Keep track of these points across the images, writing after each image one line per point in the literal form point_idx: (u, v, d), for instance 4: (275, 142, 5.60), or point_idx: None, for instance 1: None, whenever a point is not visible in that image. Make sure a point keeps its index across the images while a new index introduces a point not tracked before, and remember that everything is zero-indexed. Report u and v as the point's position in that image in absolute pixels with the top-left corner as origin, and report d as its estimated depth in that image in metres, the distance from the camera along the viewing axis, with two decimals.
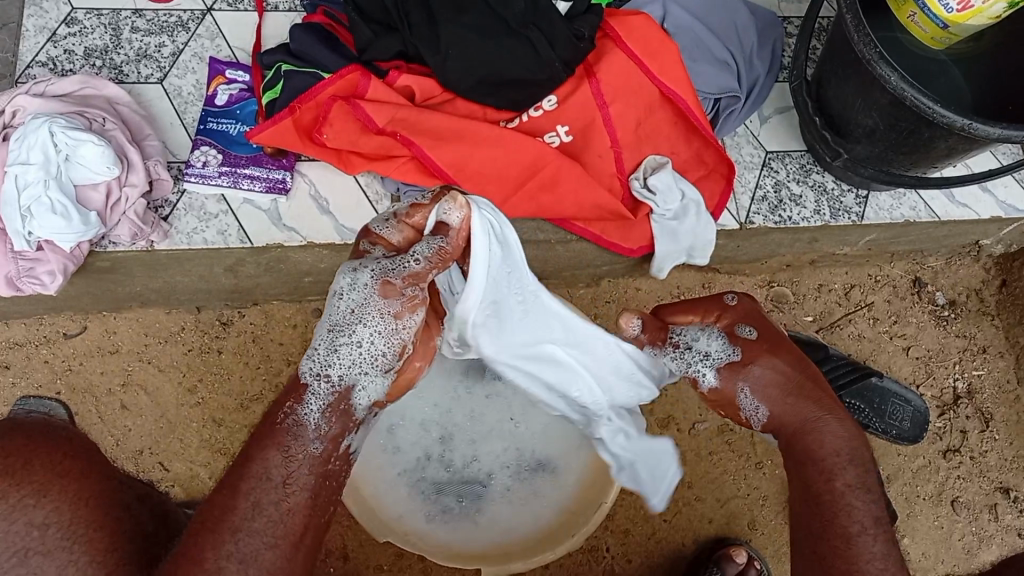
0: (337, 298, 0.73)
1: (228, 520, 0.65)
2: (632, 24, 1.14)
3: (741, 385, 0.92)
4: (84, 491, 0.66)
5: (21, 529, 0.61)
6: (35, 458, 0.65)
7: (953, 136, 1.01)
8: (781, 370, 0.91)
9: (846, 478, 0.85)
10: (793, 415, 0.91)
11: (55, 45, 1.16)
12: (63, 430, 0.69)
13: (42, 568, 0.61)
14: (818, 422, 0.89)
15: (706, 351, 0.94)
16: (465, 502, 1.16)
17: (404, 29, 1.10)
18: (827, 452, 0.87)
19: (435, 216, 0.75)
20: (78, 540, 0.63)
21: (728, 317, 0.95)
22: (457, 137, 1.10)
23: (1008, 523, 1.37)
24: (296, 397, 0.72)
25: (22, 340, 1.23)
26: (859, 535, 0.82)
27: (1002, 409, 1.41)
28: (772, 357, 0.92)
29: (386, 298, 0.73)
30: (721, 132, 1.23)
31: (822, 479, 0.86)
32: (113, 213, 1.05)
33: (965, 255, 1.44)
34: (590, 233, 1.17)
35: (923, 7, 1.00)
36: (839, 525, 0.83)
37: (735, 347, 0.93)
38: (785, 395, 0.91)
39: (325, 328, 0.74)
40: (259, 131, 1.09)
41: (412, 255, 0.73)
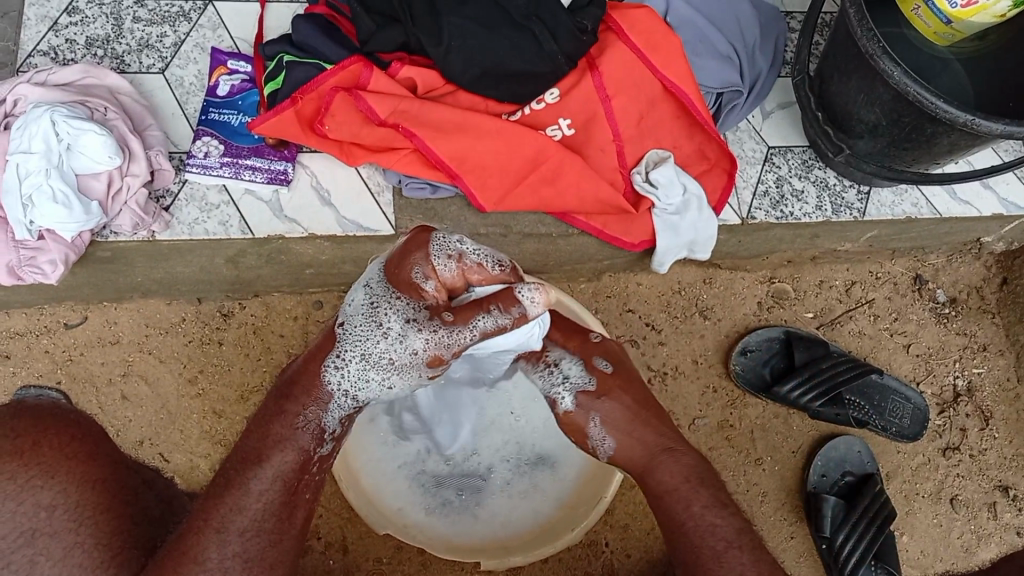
0: (381, 337, 0.89)
1: (225, 509, 0.79)
2: (635, 17, 1.15)
3: (593, 414, 1.00)
4: (91, 474, 0.75)
5: (28, 509, 0.71)
6: (44, 441, 0.74)
7: (956, 132, 1.01)
8: (629, 405, 1.00)
9: (701, 501, 0.92)
10: (637, 450, 0.98)
11: (57, 34, 1.16)
12: (72, 414, 0.79)
13: (47, 550, 0.70)
14: (649, 463, 0.97)
15: (569, 376, 1.02)
16: (465, 495, 1.17)
17: (405, 20, 1.10)
18: (672, 484, 0.94)
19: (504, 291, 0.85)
20: (84, 523, 0.73)
21: (590, 347, 1.04)
22: (459, 129, 1.10)
23: (1007, 521, 1.37)
24: (321, 405, 0.87)
25: (22, 330, 1.23)
26: (726, 551, 0.88)
27: (1001, 407, 1.41)
28: (621, 392, 1.01)
29: (430, 365, 0.89)
30: (723, 127, 1.23)
31: (680, 508, 0.92)
32: (115, 203, 1.05)
33: (966, 253, 1.43)
34: (592, 226, 1.17)
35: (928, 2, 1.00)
36: (706, 546, 0.89)
37: (592, 377, 1.02)
38: (629, 427, 0.99)
39: (359, 352, 0.89)
40: (260, 121, 1.08)
41: (470, 329, 0.85)
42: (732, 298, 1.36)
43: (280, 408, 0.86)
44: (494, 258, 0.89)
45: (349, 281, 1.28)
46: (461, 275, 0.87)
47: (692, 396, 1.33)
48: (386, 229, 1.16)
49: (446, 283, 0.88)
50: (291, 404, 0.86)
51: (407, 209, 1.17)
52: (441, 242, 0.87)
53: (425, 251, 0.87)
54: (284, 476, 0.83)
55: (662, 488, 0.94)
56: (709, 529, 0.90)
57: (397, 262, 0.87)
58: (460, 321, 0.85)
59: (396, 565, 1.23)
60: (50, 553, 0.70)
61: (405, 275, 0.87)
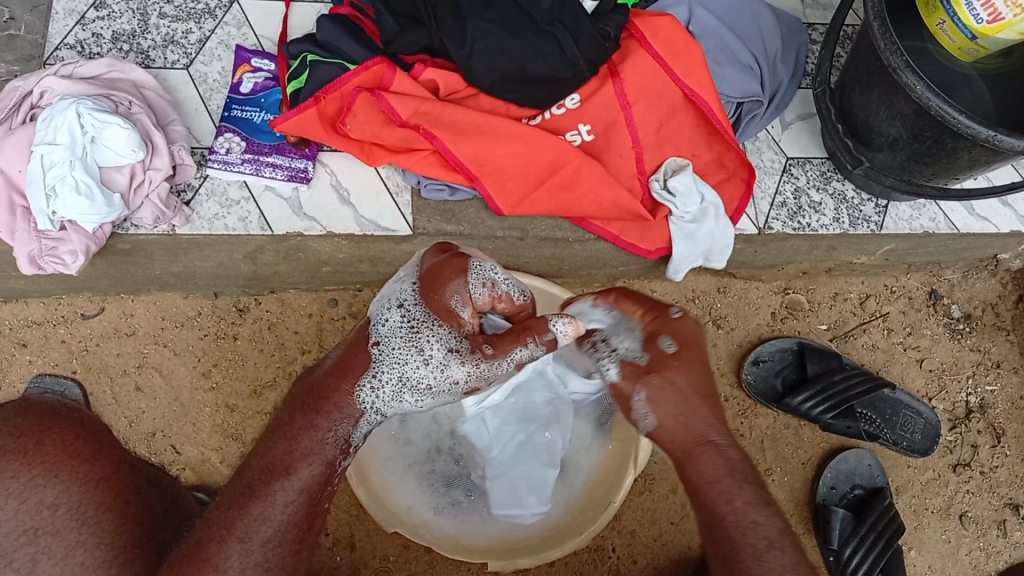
0: (423, 362, 0.88)
1: (245, 518, 0.78)
2: (658, 25, 1.15)
3: (638, 388, 0.84)
4: (95, 473, 0.77)
5: (31, 507, 0.73)
6: (47, 439, 0.76)
7: (977, 147, 1.01)
8: (681, 386, 0.83)
9: (745, 496, 0.81)
10: (683, 433, 0.83)
11: (84, 28, 1.17)
12: (76, 411, 0.81)
13: (49, 549, 0.72)
14: (691, 449, 0.83)
15: (618, 348, 0.88)
16: (474, 496, 1.18)
17: (431, 23, 1.10)
18: (712, 475, 0.81)
19: (665, 344, 0.85)
20: (86, 522, 0.74)
21: (660, 322, 0.86)
22: (480, 131, 1.10)
23: (1017, 539, 1.37)
24: (352, 420, 0.84)
25: (40, 319, 1.24)
26: (767, 550, 0.78)
27: (1013, 425, 1.40)
28: (676, 373, 0.84)
29: (466, 393, 0.90)
30: (742, 136, 1.23)
31: (722, 502, 0.80)
32: (136, 195, 1.06)
33: (982, 269, 1.43)
34: (609, 232, 1.18)
35: (953, 16, 1.00)
36: (745, 544, 0.78)
37: (646, 352, 0.85)
38: (676, 411, 0.83)
39: (396, 374, 0.86)
40: (282, 119, 1.09)
41: (510, 360, 0.85)
42: (745, 308, 1.36)
43: (308, 422, 0.82)
44: (519, 286, 0.90)
45: (364, 279, 1.29)
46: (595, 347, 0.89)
47: None
48: (403, 229, 1.17)
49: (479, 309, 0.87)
50: (317, 418, 0.83)
51: (424, 210, 1.18)
52: (479, 270, 0.87)
53: (463, 275, 0.86)
54: (304, 488, 0.81)
55: (700, 479, 0.82)
56: (747, 526, 0.79)
57: (434, 287, 0.86)
58: (500, 354, 0.84)
59: (403, 564, 1.24)
60: (52, 551, 0.72)
61: (442, 302, 0.86)
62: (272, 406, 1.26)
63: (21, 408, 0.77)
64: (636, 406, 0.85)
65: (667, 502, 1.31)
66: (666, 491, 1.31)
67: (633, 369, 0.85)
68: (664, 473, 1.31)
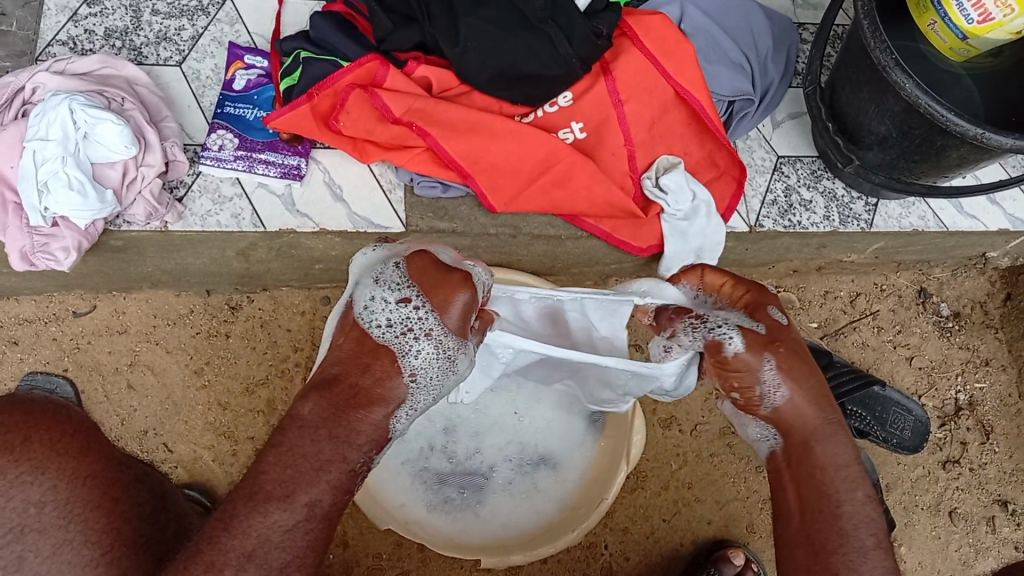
0: (455, 375, 0.88)
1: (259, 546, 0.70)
2: (650, 23, 1.16)
3: (769, 357, 0.83)
4: (83, 471, 0.73)
5: (18, 505, 0.69)
6: (35, 436, 0.72)
7: (966, 145, 1.02)
8: (803, 357, 0.84)
9: (865, 489, 0.81)
10: (809, 410, 0.83)
11: (76, 24, 1.17)
12: (64, 406, 0.76)
13: (37, 547, 0.69)
14: (820, 432, 0.83)
15: (728, 317, 0.86)
16: (467, 493, 1.18)
17: (422, 20, 1.11)
18: (842, 460, 0.81)
19: (775, 316, 0.87)
20: (74, 519, 0.71)
21: (759, 296, 0.89)
22: (473, 129, 1.11)
23: (1006, 535, 1.38)
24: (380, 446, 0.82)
25: (31, 317, 1.24)
26: (873, 547, 0.77)
27: (1002, 422, 1.41)
28: (793, 343, 0.85)
29: None
30: (733, 135, 1.24)
31: (845, 488, 0.80)
32: (129, 191, 1.06)
33: (970, 267, 1.44)
34: (601, 229, 1.18)
35: (944, 16, 1.01)
36: (855, 537, 0.78)
37: (762, 320, 0.86)
38: (805, 382, 0.83)
39: (431, 395, 0.86)
40: (277, 116, 1.09)
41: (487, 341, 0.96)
42: None
43: (337, 453, 0.76)
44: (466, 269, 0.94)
45: None
46: (698, 320, 0.87)
47: (695, 401, 1.35)
48: (396, 226, 1.17)
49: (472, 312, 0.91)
50: (349, 449, 0.77)
51: (417, 208, 1.18)
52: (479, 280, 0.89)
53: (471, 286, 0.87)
54: (321, 517, 0.74)
55: (824, 462, 0.81)
56: (860, 518, 0.79)
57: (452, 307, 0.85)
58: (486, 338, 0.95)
59: (395, 561, 1.24)
60: (39, 549, 0.69)
61: (465, 319, 0.86)
62: (264, 404, 1.26)
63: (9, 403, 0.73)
64: (766, 378, 0.83)
65: (659, 499, 1.31)
66: (658, 488, 1.31)
67: (756, 337, 0.84)
68: (656, 469, 1.32)
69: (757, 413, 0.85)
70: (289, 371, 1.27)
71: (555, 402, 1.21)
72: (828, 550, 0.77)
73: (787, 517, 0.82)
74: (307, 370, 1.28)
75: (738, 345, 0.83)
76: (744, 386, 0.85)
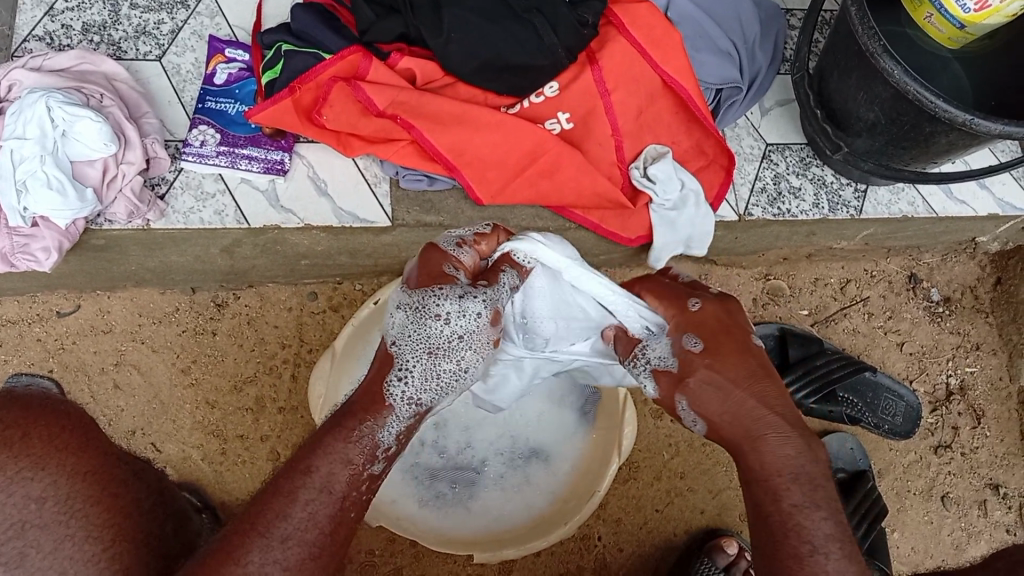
0: (442, 322, 0.87)
1: (285, 526, 0.69)
2: (637, 12, 1.14)
3: (681, 398, 0.87)
4: (82, 467, 0.65)
5: (18, 501, 0.61)
6: (34, 431, 0.64)
7: (955, 131, 1.01)
8: (721, 387, 0.84)
9: (791, 497, 0.76)
10: (734, 427, 0.83)
11: (53, 20, 1.15)
12: (62, 404, 0.69)
13: (38, 542, 0.60)
14: (753, 440, 0.81)
15: (651, 357, 0.92)
16: (459, 488, 1.18)
17: (405, 11, 1.09)
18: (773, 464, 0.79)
19: (688, 347, 0.88)
20: (75, 515, 0.62)
21: (680, 321, 0.90)
22: (458, 120, 1.09)
23: (997, 519, 1.38)
24: (378, 418, 0.79)
25: (14, 318, 1.22)
26: (811, 555, 0.73)
27: (993, 406, 1.42)
28: (710, 375, 0.85)
29: (493, 324, 0.89)
30: (721, 124, 1.22)
31: (769, 500, 0.77)
32: (109, 190, 1.04)
33: (960, 252, 1.44)
34: (589, 221, 1.17)
35: (940, 8, 1.00)
36: (789, 545, 0.74)
37: (672, 356, 0.89)
38: (723, 411, 0.84)
39: (425, 350, 0.87)
40: (258, 110, 1.07)
41: (502, 286, 0.92)
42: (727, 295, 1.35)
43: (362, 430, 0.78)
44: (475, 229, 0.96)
45: (342, 271, 1.28)
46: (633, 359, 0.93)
47: None
48: (382, 220, 1.15)
49: (470, 267, 0.92)
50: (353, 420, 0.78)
51: (404, 201, 1.17)
52: (446, 243, 0.92)
53: (443, 250, 0.90)
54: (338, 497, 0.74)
55: (770, 471, 0.78)
56: (793, 527, 0.75)
57: (427, 267, 0.89)
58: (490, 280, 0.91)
59: (388, 557, 1.23)
60: (41, 545, 0.60)
61: (437, 268, 0.88)
62: (253, 401, 1.25)
63: (4, 403, 0.65)
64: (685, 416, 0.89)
65: (651, 490, 1.31)
66: (650, 478, 1.31)
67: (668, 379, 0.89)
68: (649, 459, 1.31)
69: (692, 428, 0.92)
70: (277, 368, 1.26)
71: (547, 394, 1.21)
72: (770, 560, 0.75)
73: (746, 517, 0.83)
74: (295, 366, 1.27)
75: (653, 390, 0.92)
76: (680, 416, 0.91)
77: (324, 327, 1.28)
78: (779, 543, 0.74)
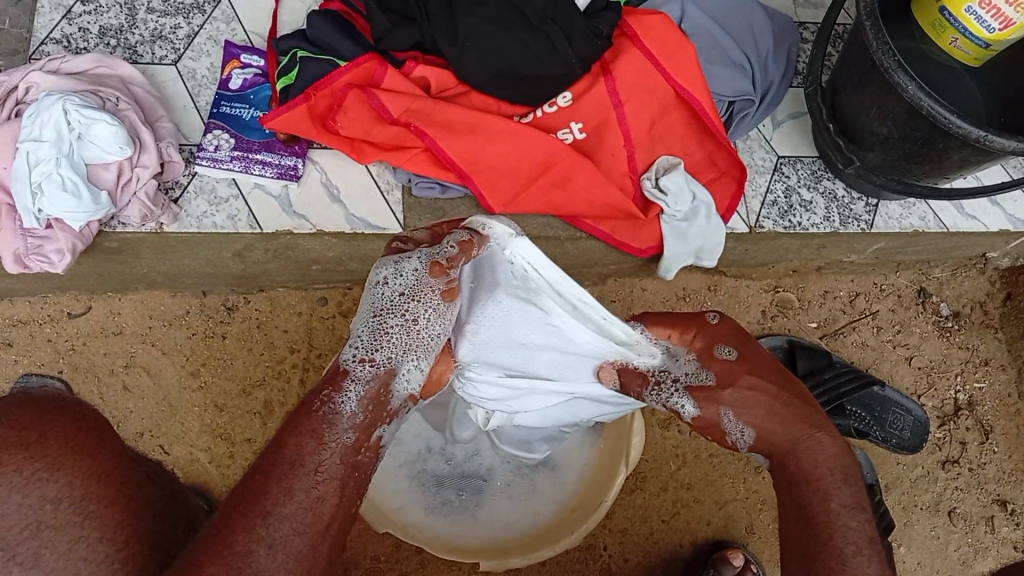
0: (382, 286, 0.83)
1: (266, 504, 0.68)
2: (650, 23, 1.14)
3: (724, 410, 0.88)
4: (96, 468, 0.65)
5: (33, 503, 0.61)
6: (49, 433, 0.64)
7: (968, 147, 1.01)
8: (764, 389, 0.87)
9: (841, 497, 0.80)
10: (781, 430, 0.86)
11: (70, 22, 1.15)
12: (76, 404, 0.69)
13: (53, 544, 0.60)
14: (798, 447, 0.84)
15: (678, 376, 0.92)
16: (465, 495, 1.18)
17: (421, 18, 1.10)
18: (814, 470, 0.82)
19: (722, 357, 0.90)
20: (89, 517, 0.63)
21: (703, 339, 0.93)
22: (472, 129, 1.10)
23: (1005, 535, 1.38)
24: (336, 387, 0.78)
25: (25, 318, 1.22)
26: (854, 556, 0.75)
27: (1001, 422, 1.41)
28: (751, 376, 0.89)
29: (434, 277, 0.83)
30: (733, 135, 1.23)
31: (818, 499, 0.80)
32: (124, 193, 1.05)
33: (970, 267, 1.44)
34: (601, 231, 1.17)
35: (964, 31, 1.00)
36: (835, 546, 0.76)
37: (709, 371, 0.90)
38: (768, 414, 0.87)
39: (371, 315, 0.83)
40: (273, 116, 1.08)
41: (446, 241, 0.85)
42: (736, 306, 1.36)
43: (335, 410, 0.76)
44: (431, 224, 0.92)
45: (353, 277, 1.28)
46: (655, 385, 0.92)
47: None
48: (395, 227, 1.16)
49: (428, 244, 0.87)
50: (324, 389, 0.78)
51: (415, 209, 1.17)
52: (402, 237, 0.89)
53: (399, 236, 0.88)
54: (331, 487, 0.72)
55: (798, 476, 0.83)
56: (837, 526, 0.77)
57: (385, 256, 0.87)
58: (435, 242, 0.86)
59: (394, 564, 1.23)
60: (55, 546, 0.60)
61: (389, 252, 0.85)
62: (262, 405, 1.25)
63: (19, 404, 0.65)
64: (730, 428, 0.89)
65: (658, 500, 1.31)
66: (657, 489, 1.31)
67: (708, 395, 0.89)
68: (655, 470, 1.31)
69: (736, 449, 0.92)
70: (286, 371, 1.26)
71: None
72: (813, 561, 0.76)
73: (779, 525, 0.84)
74: (305, 371, 1.27)
75: (692, 410, 0.90)
76: (715, 436, 0.92)
77: (333, 332, 1.28)
78: (825, 544, 0.76)
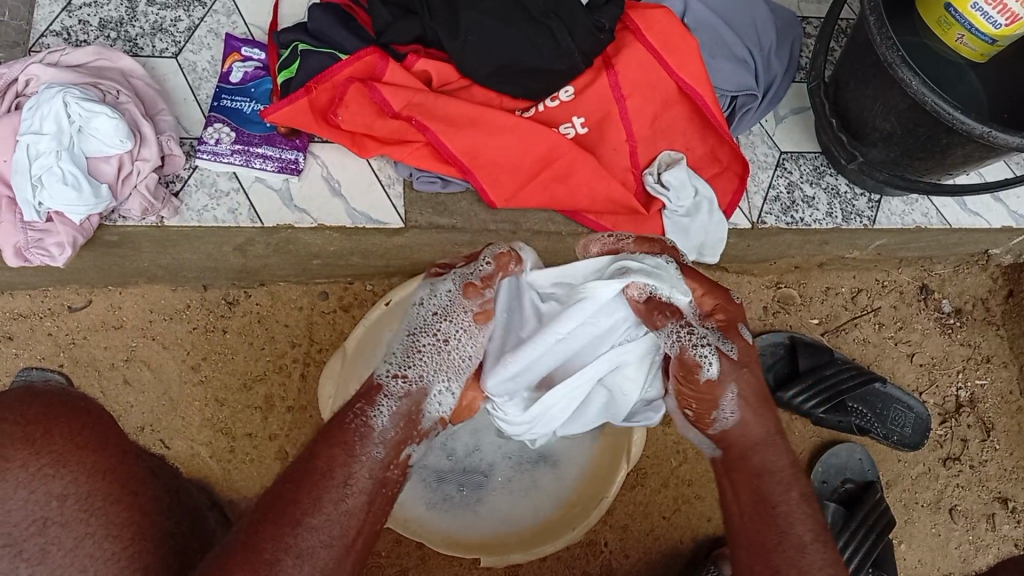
0: (421, 307, 0.88)
1: (296, 513, 0.71)
2: (653, 17, 1.14)
3: (733, 387, 0.87)
4: (101, 465, 0.65)
5: (39, 498, 0.61)
6: (54, 429, 0.64)
7: (972, 144, 1.01)
8: (760, 385, 0.89)
9: (801, 488, 0.83)
10: (758, 425, 0.87)
11: (70, 15, 1.15)
12: (82, 400, 0.69)
13: (59, 540, 0.60)
14: (762, 442, 0.86)
15: (708, 336, 0.88)
16: (466, 491, 1.18)
17: (422, 12, 1.09)
18: (775, 466, 0.84)
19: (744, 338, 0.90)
20: (94, 513, 0.63)
21: (733, 313, 0.90)
22: (474, 123, 1.09)
23: (1005, 533, 1.38)
24: (369, 401, 0.82)
25: (26, 311, 1.22)
26: (812, 543, 0.79)
27: (1002, 419, 1.41)
28: (755, 367, 0.90)
29: (467, 297, 0.87)
30: (736, 130, 1.23)
31: (780, 489, 0.83)
32: (124, 186, 1.04)
33: (973, 264, 1.44)
34: (602, 226, 1.17)
35: (970, 28, 0.99)
36: (794, 534, 0.79)
37: (734, 343, 0.88)
38: (756, 405, 0.88)
39: (408, 335, 0.87)
40: (274, 109, 1.08)
41: (481, 260, 0.90)
42: None
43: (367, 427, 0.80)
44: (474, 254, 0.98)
45: (354, 272, 1.28)
46: (686, 325, 0.88)
47: None
48: (395, 221, 1.16)
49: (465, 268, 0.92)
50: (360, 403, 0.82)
51: (416, 203, 1.17)
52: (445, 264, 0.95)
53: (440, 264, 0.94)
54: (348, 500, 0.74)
55: (759, 469, 0.85)
56: (796, 516, 0.81)
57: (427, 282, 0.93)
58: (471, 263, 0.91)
59: (394, 559, 1.23)
60: (62, 542, 0.60)
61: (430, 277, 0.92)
62: (262, 400, 1.25)
63: (23, 400, 0.65)
64: (725, 405, 0.87)
65: (659, 496, 1.31)
66: (658, 485, 1.31)
67: (730, 362, 0.87)
68: (656, 466, 1.31)
69: (707, 429, 0.90)
70: (286, 366, 1.26)
71: None
72: (768, 551, 0.79)
73: (729, 522, 0.85)
74: (306, 366, 1.27)
75: (714, 371, 0.86)
76: (702, 407, 0.90)
77: (334, 327, 1.28)
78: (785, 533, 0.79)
